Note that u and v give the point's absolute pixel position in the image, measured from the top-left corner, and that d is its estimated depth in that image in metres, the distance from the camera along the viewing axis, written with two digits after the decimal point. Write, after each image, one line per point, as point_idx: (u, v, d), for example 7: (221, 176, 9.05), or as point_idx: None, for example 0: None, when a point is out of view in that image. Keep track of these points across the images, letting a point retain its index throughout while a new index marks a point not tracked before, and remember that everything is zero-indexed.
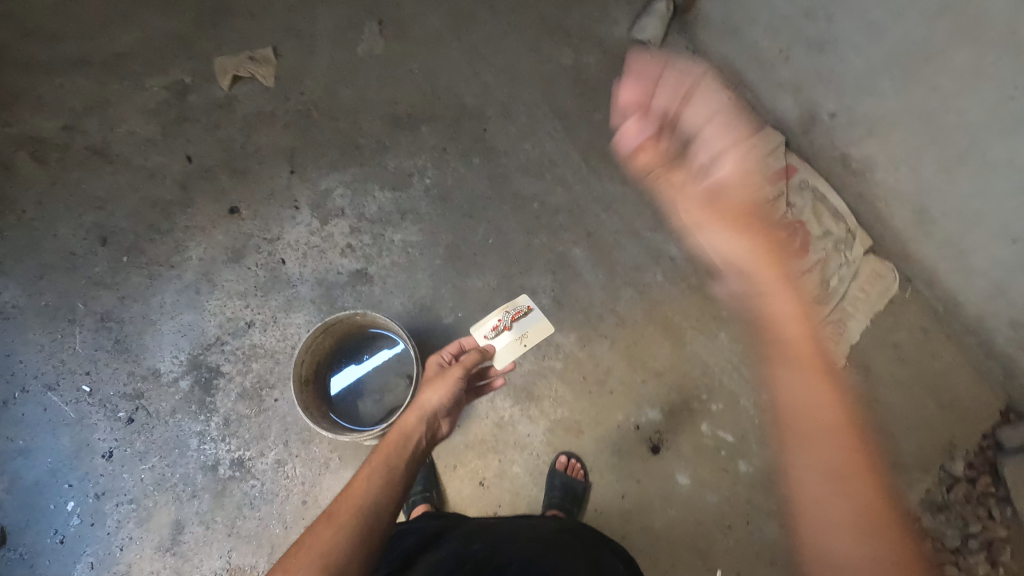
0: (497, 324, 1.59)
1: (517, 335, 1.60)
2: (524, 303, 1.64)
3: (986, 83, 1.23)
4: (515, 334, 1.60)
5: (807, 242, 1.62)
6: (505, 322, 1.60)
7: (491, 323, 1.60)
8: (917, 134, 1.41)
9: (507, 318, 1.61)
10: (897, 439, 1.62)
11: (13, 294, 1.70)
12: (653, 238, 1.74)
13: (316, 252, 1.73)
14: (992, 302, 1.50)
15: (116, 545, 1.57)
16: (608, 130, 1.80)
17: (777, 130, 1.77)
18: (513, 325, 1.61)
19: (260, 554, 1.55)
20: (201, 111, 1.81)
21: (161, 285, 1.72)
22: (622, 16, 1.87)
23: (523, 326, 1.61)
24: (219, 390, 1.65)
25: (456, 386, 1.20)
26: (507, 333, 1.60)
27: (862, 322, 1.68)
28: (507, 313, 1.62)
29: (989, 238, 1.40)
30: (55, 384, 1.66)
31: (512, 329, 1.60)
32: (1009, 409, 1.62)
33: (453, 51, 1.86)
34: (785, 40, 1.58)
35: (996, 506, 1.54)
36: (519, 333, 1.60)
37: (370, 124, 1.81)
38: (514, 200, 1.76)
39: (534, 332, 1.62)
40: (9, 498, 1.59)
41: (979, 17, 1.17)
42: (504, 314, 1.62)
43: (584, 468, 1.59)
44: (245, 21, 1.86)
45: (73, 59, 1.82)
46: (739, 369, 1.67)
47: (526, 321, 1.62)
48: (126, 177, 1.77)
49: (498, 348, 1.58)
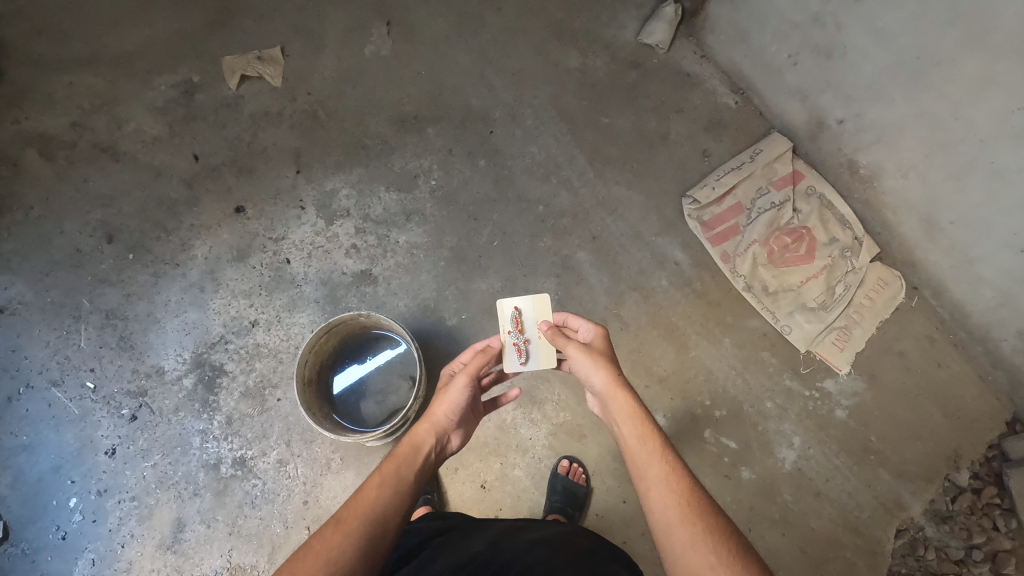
0: (517, 346, 1.30)
1: (539, 334, 1.31)
2: (510, 305, 1.32)
3: (996, 92, 1.22)
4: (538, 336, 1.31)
5: (813, 247, 1.69)
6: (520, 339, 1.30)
7: (512, 352, 1.30)
8: (926, 142, 1.40)
9: (517, 335, 1.30)
10: (901, 447, 1.61)
11: (19, 290, 1.71)
12: (658, 242, 1.73)
13: (321, 252, 1.73)
14: (999, 311, 1.49)
15: (117, 543, 1.57)
16: (614, 134, 1.80)
17: (784, 135, 1.76)
18: (526, 331, 1.31)
19: (260, 554, 1.55)
20: (209, 110, 1.82)
21: (166, 283, 1.72)
22: (630, 20, 1.86)
23: (534, 324, 1.32)
24: (222, 389, 1.65)
25: (466, 397, 1.14)
26: (532, 342, 1.31)
27: (869, 329, 1.66)
28: (512, 333, 1.31)
29: (997, 247, 1.39)
30: (60, 380, 1.66)
31: (530, 335, 1.31)
32: (1015, 420, 1.61)
33: (460, 53, 1.86)
34: (794, 47, 1.57)
35: (1001, 517, 1.52)
36: (537, 332, 1.31)
37: (376, 125, 1.81)
38: (520, 203, 1.76)
39: (546, 319, 1.31)
40: (12, 494, 1.60)
41: (989, 24, 1.17)
42: (511, 334, 1.31)
43: (585, 472, 1.59)
44: (253, 21, 1.86)
45: (82, 57, 1.83)
46: (743, 376, 1.66)
47: (532, 317, 1.32)
48: (133, 176, 1.78)
49: (541, 360, 1.30)
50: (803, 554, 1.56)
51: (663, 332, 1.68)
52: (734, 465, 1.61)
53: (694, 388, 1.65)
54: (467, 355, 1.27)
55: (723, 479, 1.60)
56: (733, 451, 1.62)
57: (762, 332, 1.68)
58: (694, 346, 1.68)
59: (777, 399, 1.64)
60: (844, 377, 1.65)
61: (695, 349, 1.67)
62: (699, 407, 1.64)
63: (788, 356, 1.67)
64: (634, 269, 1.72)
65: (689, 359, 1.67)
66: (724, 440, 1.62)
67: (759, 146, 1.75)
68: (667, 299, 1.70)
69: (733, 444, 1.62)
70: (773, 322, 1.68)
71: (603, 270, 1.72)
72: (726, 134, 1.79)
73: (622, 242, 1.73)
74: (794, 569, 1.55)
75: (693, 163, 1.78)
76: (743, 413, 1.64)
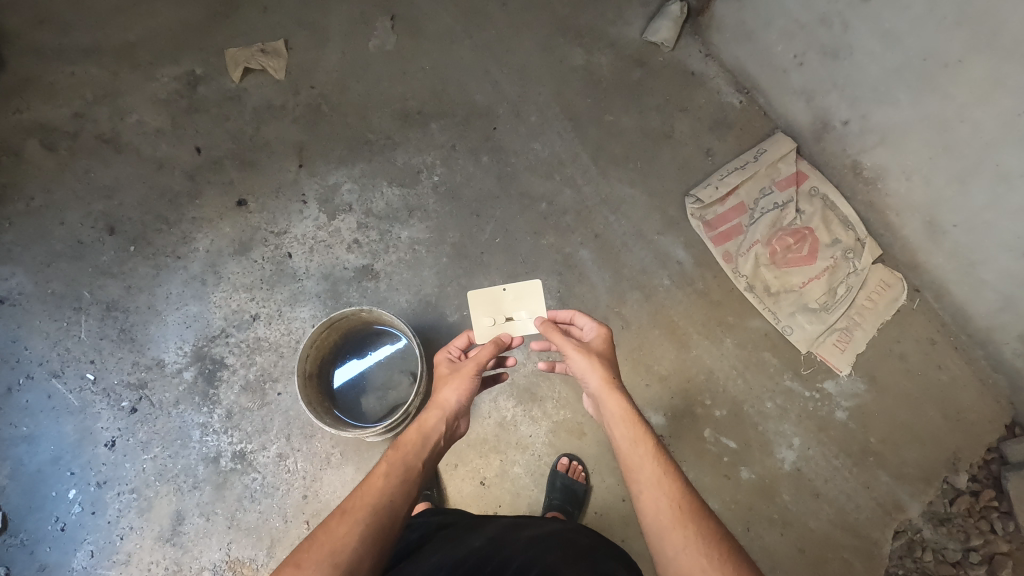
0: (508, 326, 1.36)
1: (511, 308, 1.36)
2: (477, 314, 1.36)
3: (1003, 95, 1.22)
4: (505, 305, 1.36)
5: (815, 248, 1.69)
6: (501, 319, 1.36)
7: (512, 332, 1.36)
8: (930, 144, 1.40)
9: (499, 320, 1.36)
10: (900, 449, 1.61)
11: (20, 281, 1.70)
12: (661, 241, 1.73)
13: (324, 247, 1.73)
14: (1002, 315, 1.49)
15: (116, 535, 1.57)
16: (619, 132, 1.79)
17: (789, 135, 1.76)
18: (504, 314, 1.36)
19: (259, 548, 1.55)
20: (211, 103, 1.81)
21: (167, 276, 1.72)
22: (635, 17, 1.86)
23: (504, 307, 1.36)
24: (223, 382, 1.65)
25: (475, 385, 1.17)
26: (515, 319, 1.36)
27: (870, 330, 1.66)
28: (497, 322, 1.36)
29: (1001, 251, 1.39)
30: (60, 371, 1.66)
31: (502, 313, 1.36)
32: (1014, 423, 1.61)
33: (465, 48, 1.85)
34: (800, 46, 1.56)
35: (998, 520, 1.53)
36: (510, 308, 1.36)
37: (379, 119, 1.80)
38: (522, 200, 1.76)
39: (496, 293, 1.36)
40: (10, 485, 1.60)
41: (998, 26, 1.16)
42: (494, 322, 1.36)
43: (585, 470, 1.59)
44: (257, 13, 1.85)
45: (85, 47, 1.82)
46: (744, 377, 1.66)
47: (477, 312, 1.36)
48: (135, 168, 1.78)
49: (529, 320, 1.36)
50: (801, 555, 1.56)
51: (664, 331, 1.68)
52: (734, 465, 1.61)
53: (694, 387, 1.65)
54: (462, 341, 1.32)
55: (723, 478, 1.60)
56: (732, 450, 1.62)
57: (764, 333, 1.68)
58: (695, 346, 1.68)
59: (778, 399, 1.65)
60: (845, 378, 1.65)
61: (696, 348, 1.67)
62: (700, 405, 1.64)
63: (789, 357, 1.67)
64: (636, 267, 1.72)
65: (690, 358, 1.67)
66: (724, 440, 1.63)
67: (763, 146, 1.75)
68: (669, 298, 1.70)
69: (733, 444, 1.62)
70: (774, 323, 1.68)
71: (605, 268, 1.71)
72: (730, 134, 1.79)
73: (625, 242, 1.73)
74: (794, 568, 1.55)
75: (697, 163, 1.77)
76: (742, 413, 1.64)
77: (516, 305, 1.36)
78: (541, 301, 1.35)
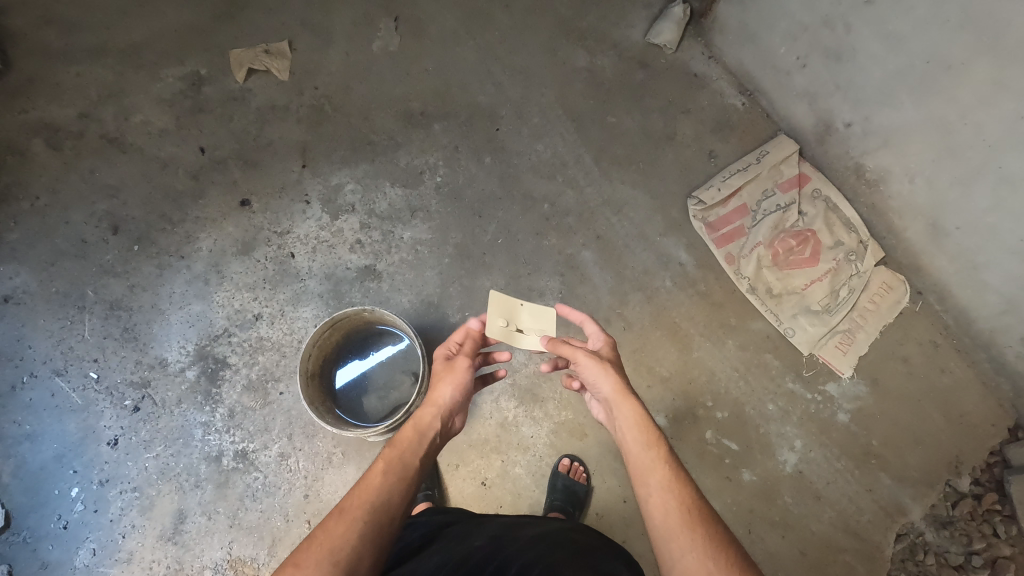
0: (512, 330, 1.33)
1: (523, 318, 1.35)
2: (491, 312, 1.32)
3: (1006, 98, 1.22)
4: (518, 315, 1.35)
5: (818, 250, 1.69)
6: (512, 326, 1.34)
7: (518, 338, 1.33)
8: (933, 147, 1.40)
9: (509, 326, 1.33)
10: (901, 452, 1.61)
11: (23, 280, 1.71)
12: (663, 242, 1.73)
13: (326, 247, 1.73)
14: (1004, 317, 1.49)
15: (118, 533, 1.58)
16: (621, 133, 1.80)
17: (791, 137, 1.76)
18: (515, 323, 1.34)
19: (260, 547, 1.56)
20: (216, 102, 1.82)
21: (171, 276, 1.73)
22: (639, 19, 1.86)
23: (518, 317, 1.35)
24: (225, 381, 1.66)
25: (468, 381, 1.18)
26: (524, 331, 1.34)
27: (872, 333, 1.66)
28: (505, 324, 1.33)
29: (1005, 253, 1.39)
30: (63, 369, 1.67)
31: (513, 320, 1.34)
32: (1017, 426, 1.60)
33: (468, 50, 1.86)
34: (802, 49, 1.57)
35: (1001, 524, 1.52)
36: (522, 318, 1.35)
37: (382, 120, 1.81)
38: (525, 201, 1.76)
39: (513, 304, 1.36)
40: (14, 482, 1.60)
41: (1001, 29, 1.16)
42: (504, 327, 1.33)
43: (586, 471, 1.59)
44: (262, 14, 1.86)
45: (90, 48, 1.83)
46: (746, 379, 1.66)
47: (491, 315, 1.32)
48: (139, 168, 1.78)
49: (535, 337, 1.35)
50: (803, 557, 1.56)
51: (666, 333, 1.68)
52: (735, 467, 1.61)
53: (696, 389, 1.65)
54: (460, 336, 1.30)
55: (725, 480, 1.60)
56: (734, 452, 1.62)
57: (766, 334, 1.68)
58: (697, 347, 1.68)
59: (780, 402, 1.64)
60: (847, 381, 1.65)
61: (698, 350, 1.67)
62: (701, 407, 1.64)
63: (791, 359, 1.67)
64: (639, 269, 1.72)
65: (692, 360, 1.67)
66: (726, 442, 1.62)
67: (766, 148, 1.75)
68: (671, 300, 1.70)
69: (735, 446, 1.62)
70: (776, 325, 1.67)
71: (607, 269, 1.72)
72: (733, 136, 1.79)
73: (627, 243, 1.73)
74: (794, 571, 1.55)
75: (700, 165, 1.77)
76: (744, 415, 1.64)
77: (531, 319, 1.36)
78: (554, 326, 1.36)
